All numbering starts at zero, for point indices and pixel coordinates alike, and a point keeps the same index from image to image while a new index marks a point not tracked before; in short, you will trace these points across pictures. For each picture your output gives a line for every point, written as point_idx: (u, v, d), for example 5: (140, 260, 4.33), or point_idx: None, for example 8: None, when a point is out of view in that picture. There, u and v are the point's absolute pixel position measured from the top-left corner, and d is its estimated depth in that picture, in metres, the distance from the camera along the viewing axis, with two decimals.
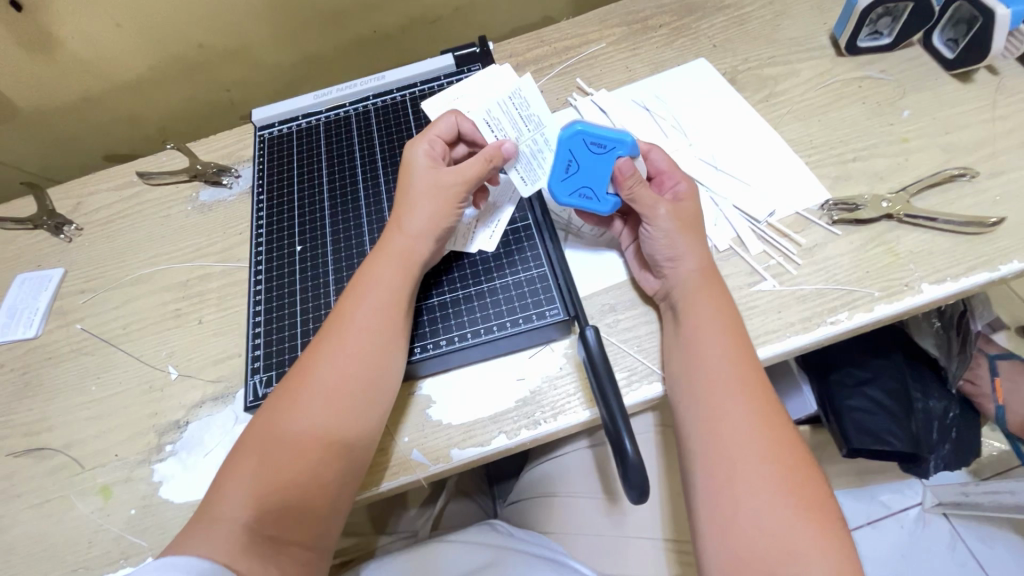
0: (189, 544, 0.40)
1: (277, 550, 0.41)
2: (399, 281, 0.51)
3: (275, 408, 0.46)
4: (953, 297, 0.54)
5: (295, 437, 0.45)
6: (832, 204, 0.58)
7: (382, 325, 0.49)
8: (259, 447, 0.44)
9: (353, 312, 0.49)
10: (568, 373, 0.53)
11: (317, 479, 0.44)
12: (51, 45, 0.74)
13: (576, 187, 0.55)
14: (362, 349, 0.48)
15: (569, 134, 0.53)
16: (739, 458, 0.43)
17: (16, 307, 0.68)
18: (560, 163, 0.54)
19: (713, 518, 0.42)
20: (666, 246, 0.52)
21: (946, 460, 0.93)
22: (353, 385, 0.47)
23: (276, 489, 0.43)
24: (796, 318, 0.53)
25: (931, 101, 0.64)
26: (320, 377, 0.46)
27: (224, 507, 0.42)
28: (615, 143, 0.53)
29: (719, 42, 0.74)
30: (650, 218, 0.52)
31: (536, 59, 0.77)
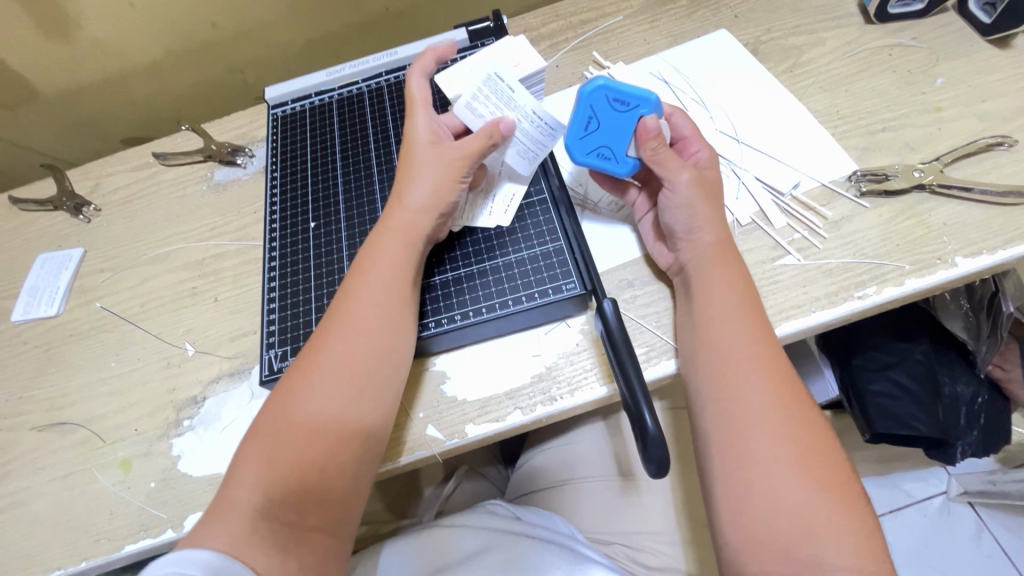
0: (201, 533, 0.40)
1: (296, 537, 0.41)
2: (401, 255, 0.50)
3: (282, 390, 0.46)
4: (989, 272, 0.51)
5: (302, 416, 0.44)
6: (860, 174, 0.56)
7: (389, 305, 0.48)
8: (269, 430, 0.44)
9: (355, 292, 0.49)
10: (585, 350, 0.52)
11: (333, 462, 0.44)
12: (68, 29, 0.74)
13: (594, 147, 0.54)
14: (363, 325, 0.47)
15: (592, 90, 0.51)
16: (754, 436, 0.41)
17: (37, 286, 0.69)
18: (579, 121, 0.53)
19: (730, 497, 0.41)
20: (684, 216, 0.50)
21: (974, 446, 0.90)
22: (360, 364, 0.46)
23: (289, 472, 0.42)
24: (821, 292, 0.51)
25: (968, 68, 0.61)
26: (325, 357, 0.46)
27: (237, 490, 0.42)
28: (639, 101, 0.50)
29: (740, 12, 0.72)
30: (670, 181, 0.50)
31: (551, 33, 0.75)
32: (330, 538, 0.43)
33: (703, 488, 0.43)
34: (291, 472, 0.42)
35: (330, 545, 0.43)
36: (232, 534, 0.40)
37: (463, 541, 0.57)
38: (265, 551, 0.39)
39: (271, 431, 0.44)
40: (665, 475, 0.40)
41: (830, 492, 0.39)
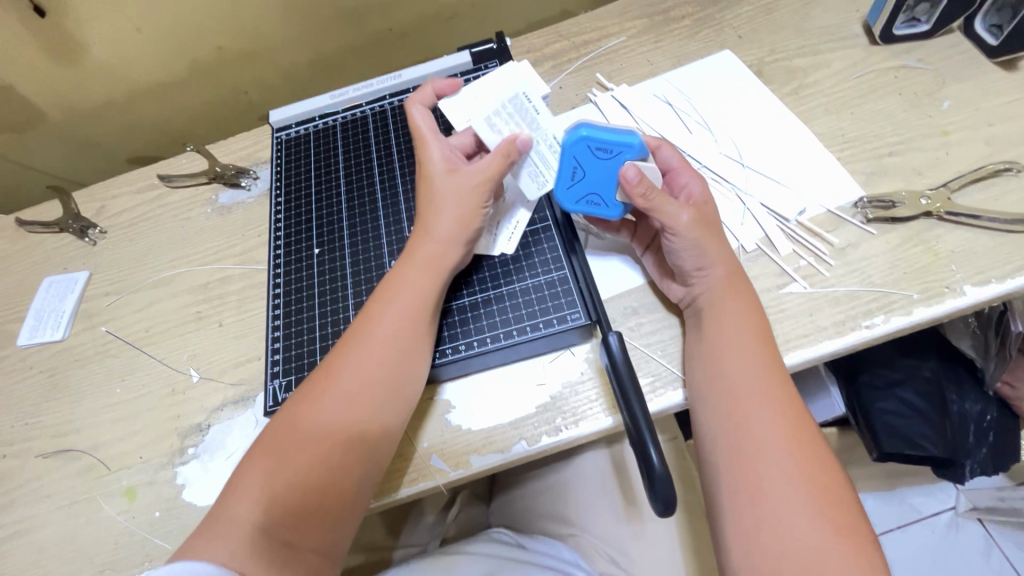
0: (200, 547, 0.40)
1: (293, 559, 0.41)
2: (426, 286, 0.50)
3: (296, 407, 0.46)
4: (998, 300, 0.51)
5: (317, 436, 0.44)
6: (866, 201, 0.56)
7: (409, 329, 0.49)
8: (278, 446, 0.44)
9: (379, 317, 0.49)
10: (590, 379, 0.52)
11: (339, 483, 0.44)
12: (75, 52, 0.75)
13: (582, 195, 0.54)
14: (386, 355, 0.47)
15: (574, 140, 0.50)
16: (764, 473, 0.41)
17: (43, 310, 0.69)
18: (566, 170, 0.52)
19: (740, 534, 0.40)
20: (692, 256, 0.49)
21: (983, 467, 0.88)
22: (377, 387, 0.46)
23: (294, 493, 0.42)
24: (828, 322, 0.51)
25: (975, 90, 0.61)
26: (344, 380, 0.46)
27: (240, 508, 0.41)
28: (622, 147, 0.50)
29: (744, 33, 0.72)
30: (672, 228, 0.49)
31: (555, 54, 0.75)
32: (325, 560, 0.43)
33: (710, 524, 0.43)
34: (296, 491, 0.42)
35: (324, 565, 0.43)
36: (233, 549, 0.39)
37: (470, 564, 0.57)
38: (265, 569, 0.39)
39: (281, 449, 0.44)
40: (672, 512, 0.40)
41: (841, 532, 0.39)
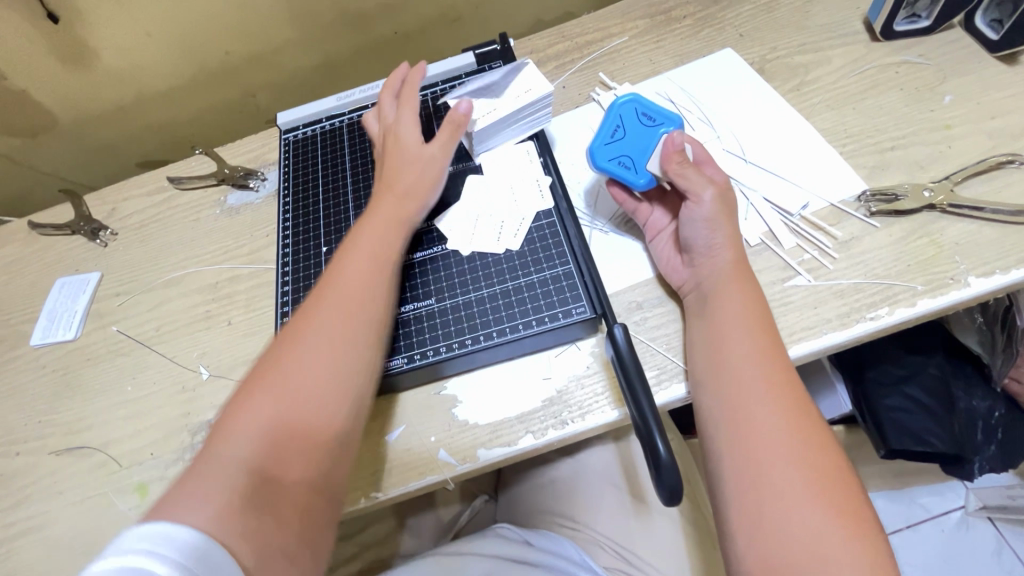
0: (178, 504, 0.38)
1: (276, 496, 0.40)
2: (392, 233, 0.53)
3: (270, 353, 0.46)
4: (1002, 292, 0.51)
5: (290, 373, 0.44)
6: (869, 195, 0.56)
7: (376, 273, 0.50)
8: (255, 390, 0.44)
9: (347, 261, 0.51)
10: (596, 373, 0.52)
11: (319, 421, 0.43)
12: (87, 58, 0.77)
13: (617, 154, 0.57)
14: (355, 292, 0.49)
15: (624, 103, 0.58)
16: (766, 456, 0.41)
17: (55, 310, 0.70)
18: (607, 127, 0.57)
19: (743, 518, 0.40)
20: (706, 231, 0.51)
21: (991, 462, 0.88)
22: (346, 322, 0.47)
23: (275, 433, 0.42)
24: (832, 314, 0.51)
25: (977, 84, 0.61)
26: (315, 321, 0.47)
27: (220, 446, 0.41)
28: (665, 119, 0.57)
29: (746, 31, 0.72)
30: (694, 197, 0.51)
31: (557, 54, 0.76)
32: (318, 498, 0.42)
33: (714, 510, 0.43)
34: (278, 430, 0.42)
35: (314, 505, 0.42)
36: (212, 496, 0.38)
37: (473, 565, 0.57)
38: (247, 508, 0.38)
39: (257, 391, 0.43)
40: (677, 502, 0.40)
41: (846, 518, 0.39)
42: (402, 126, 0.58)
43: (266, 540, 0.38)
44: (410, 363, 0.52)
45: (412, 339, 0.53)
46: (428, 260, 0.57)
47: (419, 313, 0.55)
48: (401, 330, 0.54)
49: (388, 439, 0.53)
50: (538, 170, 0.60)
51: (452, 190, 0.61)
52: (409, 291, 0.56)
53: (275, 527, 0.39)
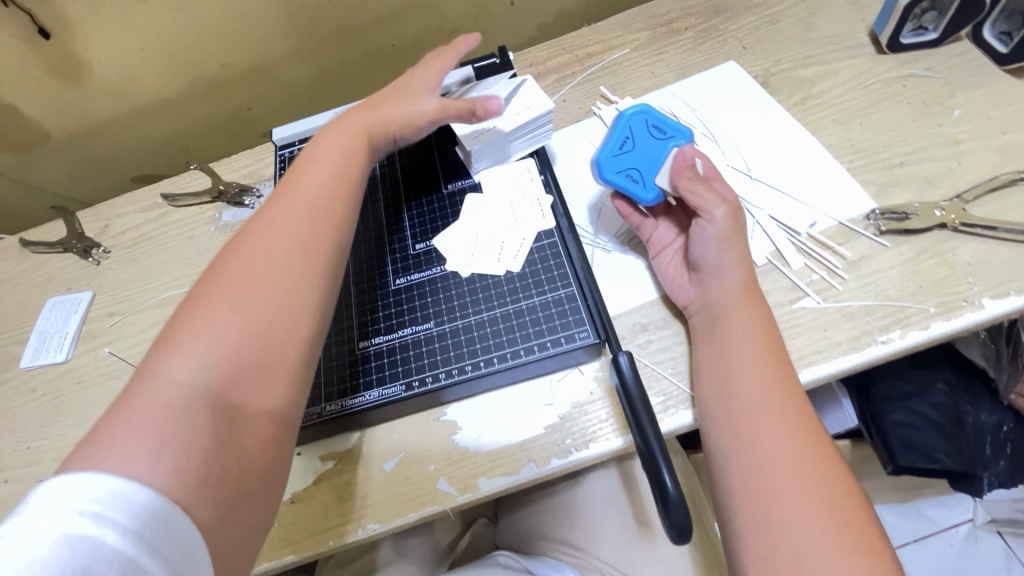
0: (111, 435, 0.32)
1: (231, 422, 0.36)
2: (353, 152, 0.50)
3: (217, 270, 0.41)
4: (1017, 314, 0.50)
5: (240, 288, 0.40)
6: (878, 213, 0.55)
7: (336, 191, 0.47)
8: (204, 307, 0.38)
9: (303, 180, 0.47)
10: (599, 399, 0.51)
11: (285, 345, 0.39)
12: (79, 73, 0.75)
13: (624, 167, 0.55)
14: (314, 208, 0.45)
15: (636, 114, 0.57)
16: (778, 492, 0.40)
17: (46, 331, 0.69)
18: (617, 138, 0.56)
19: (754, 552, 0.39)
20: (716, 252, 0.50)
21: (1001, 478, 0.86)
22: (310, 244, 0.43)
23: (229, 351, 0.37)
24: (843, 337, 0.50)
25: (985, 98, 0.60)
26: (270, 236, 0.43)
27: (168, 366, 0.35)
28: (676, 133, 0.56)
29: (749, 43, 0.71)
30: (706, 215, 0.50)
31: (558, 67, 0.75)
32: (275, 427, 0.38)
33: (723, 542, 0.42)
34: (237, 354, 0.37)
35: (275, 435, 0.38)
36: (158, 429, 0.33)
37: None
38: (201, 434, 0.34)
39: (207, 308, 0.38)
40: (686, 540, 0.39)
41: (863, 560, 0.37)
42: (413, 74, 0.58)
43: (225, 480, 0.34)
44: (408, 390, 0.51)
45: (411, 365, 0.52)
46: (427, 281, 0.56)
47: (418, 337, 0.53)
48: (399, 355, 0.53)
49: (386, 468, 0.51)
50: (540, 189, 0.59)
51: (451, 209, 0.60)
52: (408, 315, 0.55)
53: (232, 454, 0.35)
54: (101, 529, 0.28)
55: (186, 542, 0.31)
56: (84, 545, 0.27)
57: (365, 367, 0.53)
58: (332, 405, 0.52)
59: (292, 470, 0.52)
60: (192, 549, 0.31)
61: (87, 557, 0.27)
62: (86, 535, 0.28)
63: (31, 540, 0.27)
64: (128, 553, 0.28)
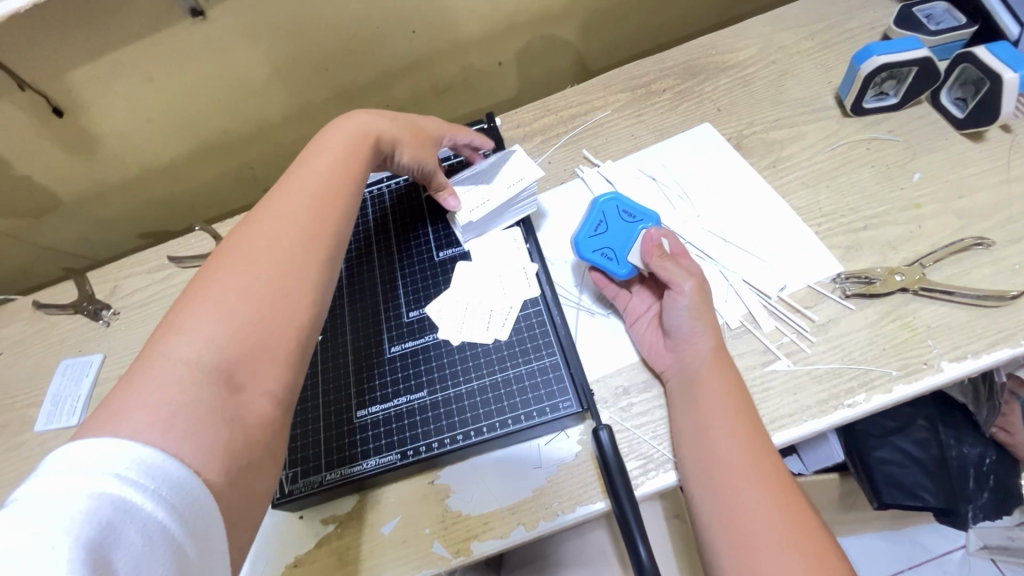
0: (127, 402, 0.34)
1: (237, 398, 0.39)
2: (351, 155, 0.55)
3: (213, 263, 0.44)
4: (976, 373, 0.53)
5: (248, 272, 0.43)
6: (843, 277, 0.58)
7: (335, 190, 0.52)
8: (206, 296, 0.41)
9: (304, 179, 0.51)
10: (584, 462, 0.54)
11: (285, 326, 0.43)
12: (90, 144, 0.80)
13: (599, 247, 0.61)
14: (315, 207, 0.49)
15: (607, 201, 0.63)
16: (765, 554, 0.42)
17: (59, 394, 0.72)
18: (592, 222, 0.62)
19: None
20: (689, 320, 0.54)
21: (986, 510, 0.89)
22: (304, 235, 0.47)
23: (240, 331, 0.40)
24: (811, 401, 0.53)
25: (944, 161, 0.64)
26: (274, 228, 0.46)
27: (174, 347, 0.38)
28: (643, 216, 0.62)
29: (723, 105, 0.75)
30: (677, 288, 0.54)
31: (543, 128, 0.79)
32: (277, 412, 0.42)
33: None
34: (239, 335, 0.40)
35: (272, 413, 0.41)
36: (172, 402, 0.35)
37: None
38: (213, 407, 0.37)
39: (205, 297, 0.41)
40: None
41: None
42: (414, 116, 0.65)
43: (234, 450, 0.37)
44: (404, 458, 0.54)
45: (406, 434, 0.55)
46: (420, 349, 0.60)
47: (412, 406, 0.57)
48: (395, 424, 0.56)
49: (384, 531, 0.54)
50: (525, 258, 0.63)
51: (443, 277, 0.64)
52: (403, 384, 0.58)
53: (239, 430, 0.38)
54: (120, 487, 0.30)
55: (198, 500, 0.33)
56: (106, 503, 0.29)
57: (362, 436, 0.56)
58: (332, 473, 0.55)
59: (295, 534, 0.55)
60: (204, 509, 0.33)
61: (109, 512, 0.29)
62: (107, 494, 0.30)
63: (53, 499, 0.29)
64: (145, 509, 0.30)
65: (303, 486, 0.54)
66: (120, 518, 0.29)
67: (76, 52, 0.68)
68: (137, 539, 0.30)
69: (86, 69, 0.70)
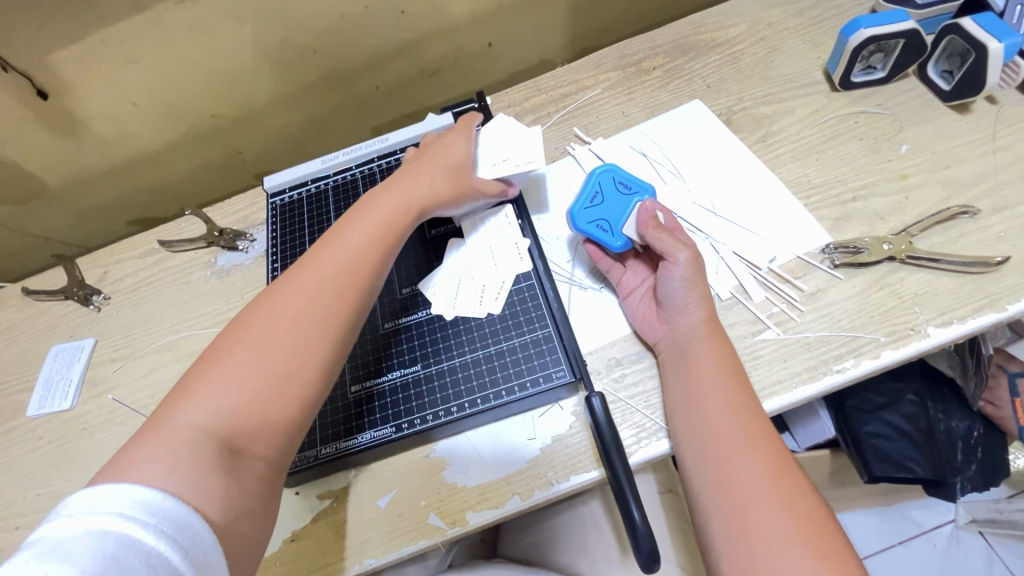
0: (138, 457, 0.37)
1: (235, 462, 0.39)
2: (386, 222, 0.53)
3: (236, 330, 0.44)
4: (962, 339, 0.54)
5: (263, 348, 0.43)
6: (832, 247, 0.59)
7: (361, 266, 0.49)
8: (224, 363, 0.42)
9: (332, 247, 0.49)
10: (578, 432, 0.54)
11: (284, 403, 0.43)
12: (76, 127, 0.79)
13: (594, 218, 0.61)
14: (335, 281, 0.47)
15: (603, 171, 0.63)
16: (753, 510, 0.43)
17: (51, 379, 0.71)
18: (588, 192, 0.62)
19: (736, 565, 0.42)
20: (683, 292, 0.54)
21: (973, 482, 0.91)
22: (322, 315, 0.46)
23: (242, 410, 0.41)
24: (800, 367, 0.53)
25: (930, 134, 0.65)
26: (292, 303, 0.46)
27: (184, 414, 0.39)
28: (639, 189, 0.62)
29: (713, 82, 0.75)
30: (671, 260, 0.55)
31: (534, 107, 0.79)
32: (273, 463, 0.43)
33: (707, 562, 0.45)
34: (244, 410, 0.41)
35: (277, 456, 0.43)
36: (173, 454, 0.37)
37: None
38: (203, 469, 0.37)
39: (224, 367, 0.42)
40: (657, 565, 0.45)
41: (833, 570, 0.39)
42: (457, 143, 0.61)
43: (233, 490, 0.38)
44: (399, 431, 0.55)
45: (401, 408, 0.56)
46: (414, 325, 0.60)
47: (407, 380, 0.57)
48: (390, 399, 0.56)
49: (380, 504, 0.54)
50: (517, 234, 0.63)
51: (435, 254, 0.64)
52: (397, 359, 0.58)
53: (235, 487, 0.39)
54: (127, 525, 0.32)
55: (200, 535, 0.34)
56: (113, 539, 0.31)
57: (358, 409, 0.56)
58: (328, 447, 0.55)
59: (291, 510, 0.55)
60: (203, 540, 0.34)
61: (116, 547, 0.31)
62: (111, 531, 0.31)
63: (64, 539, 0.31)
64: (149, 543, 0.32)
65: (298, 461, 0.55)
66: (125, 552, 0.31)
67: (57, 34, 0.66)
68: (143, 571, 0.31)
69: (69, 51, 0.69)
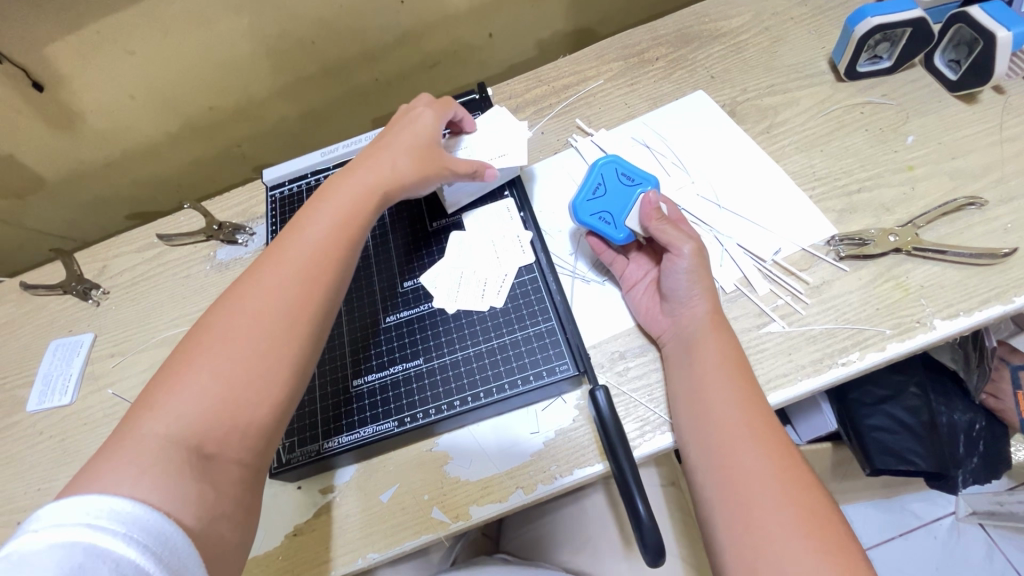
0: (102, 471, 0.35)
1: (207, 468, 0.38)
2: (350, 211, 0.51)
3: (200, 333, 0.42)
4: (968, 331, 0.53)
5: (226, 349, 0.42)
6: (838, 239, 0.58)
7: (327, 257, 0.47)
8: (188, 369, 0.40)
9: (297, 240, 0.48)
10: (582, 425, 0.54)
11: (257, 401, 0.41)
12: (72, 121, 0.78)
13: (597, 210, 0.60)
14: (303, 274, 0.46)
15: (606, 163, 0.62)
16: (757, 502, 0.42)
17: (50, 374, 0.71)
18: (591, 184, 0.61)
19: (740, 558, 0.41)
20: (686, 284, 0.53)
21: (975, 475, 0.90)
22: (288, 310, 0.44)
23: (209, 415, 0.39)
24: (806, 360, 0.53)
25: (936, 125, 0.64)
26: (257, 300, 0.44)
27: (147, 425, 0.37)
28: (642, 180, 0.61)
29: (717, 72, 0.74)
30: (674, 253, 0.54)
31: (536, 99, 0.78)
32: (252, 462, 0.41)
33: (710, 555, 0.44)
34: (208, 415, 0.39)
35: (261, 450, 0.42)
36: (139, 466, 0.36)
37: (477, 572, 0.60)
38: (172, 478, 0.36)
39: (187, 373, 0.40)
40: (662, 560, 0.44)
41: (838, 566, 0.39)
42: (420, 122, 0.58)
43: (208, 495, 0.37)
44: (401, 426, 0.54)
45: (403, 402, 0.55)
46: (416, 318, 0.59)
47: (409, 373, 0.57)
48: (391, 393, 0.56)
49: (384, 499, 0.54)
50: (520, 226, 0.63)
51: (437, 247, 0.64)
52: (399, 353, 0.58)
53: (208, 493, 0.37)
54: (93, 534, 0.31)
55: (172, 540, 0.33)
56: (79, 550, 0.30)
57: (360, 403, 0.56)
58: (330, 441, 0.55)
59: (293, 505, 0.55)
60: (178, 545, 0.33)
61: (83, 557, 0.30)
62: (78, 541, 0.30)
63: (30, 554, 0.30)
64: (119, 551, 0.31)
65: (301, 455, 0.54)
66: (92, 562, 0.30)
67: (53, 25, 0.65)
68: None
69: (64, 42, 0.68)
